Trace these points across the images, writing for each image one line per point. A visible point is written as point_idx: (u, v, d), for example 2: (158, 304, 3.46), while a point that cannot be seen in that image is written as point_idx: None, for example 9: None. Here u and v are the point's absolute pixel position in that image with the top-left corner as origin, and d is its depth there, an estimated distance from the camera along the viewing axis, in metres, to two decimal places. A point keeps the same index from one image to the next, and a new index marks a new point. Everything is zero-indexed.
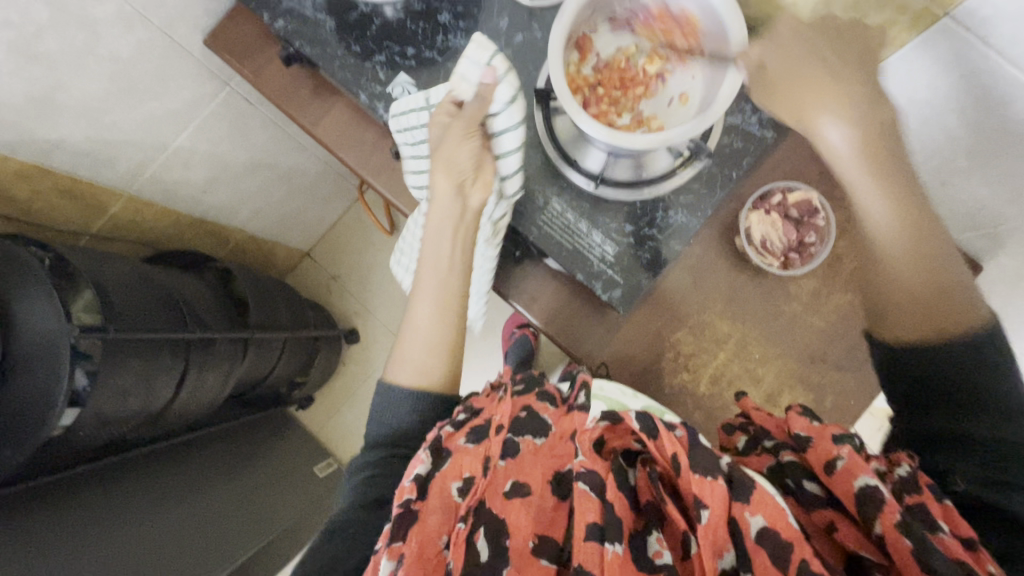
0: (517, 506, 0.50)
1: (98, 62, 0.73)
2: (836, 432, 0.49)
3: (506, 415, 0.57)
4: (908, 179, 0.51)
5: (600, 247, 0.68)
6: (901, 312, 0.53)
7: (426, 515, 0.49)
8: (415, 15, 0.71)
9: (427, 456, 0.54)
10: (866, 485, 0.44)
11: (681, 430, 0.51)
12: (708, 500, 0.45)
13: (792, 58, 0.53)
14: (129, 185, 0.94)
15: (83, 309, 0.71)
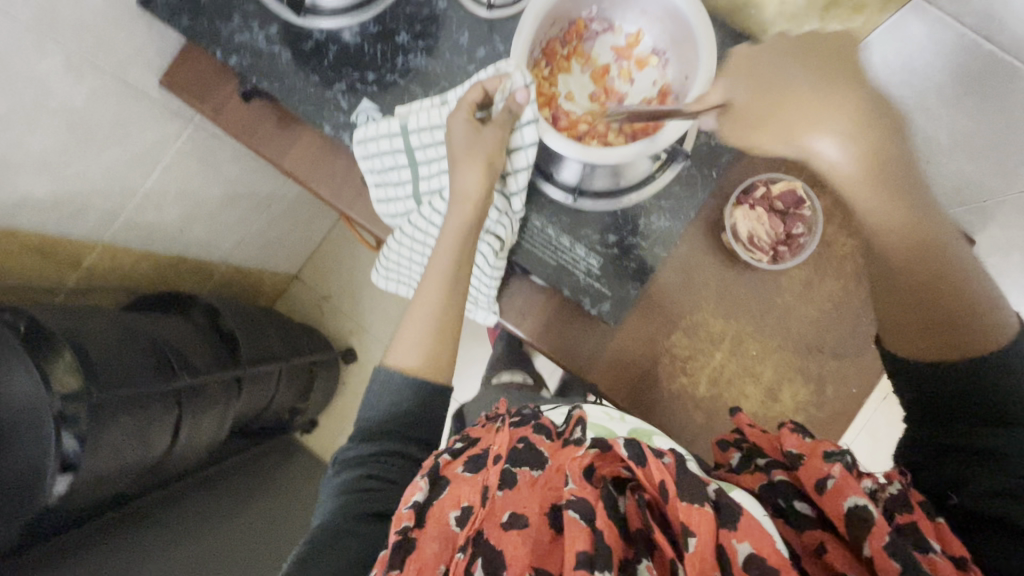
0: (513, 538, 0.45)
1: (52, 115, 0.70)
2: (829, 449, 0.46)
3: (504, 443, 0.52)
4: (908, 179, 0.48)
5: (585, 260, 0.67)
6: (906, 317, 0.51)
7: (424, 543, 0.47)
8: (372, 38, 0.69)
9: (424, 482, 0.51)
10: (855, 505, 0.41)
11: (669, 457, 0.48)
12: (695, 526, 0.42)
13: (769, 79, 0.50)
14: (103, 235, 0.91)
15: (64, 371, 0.69)
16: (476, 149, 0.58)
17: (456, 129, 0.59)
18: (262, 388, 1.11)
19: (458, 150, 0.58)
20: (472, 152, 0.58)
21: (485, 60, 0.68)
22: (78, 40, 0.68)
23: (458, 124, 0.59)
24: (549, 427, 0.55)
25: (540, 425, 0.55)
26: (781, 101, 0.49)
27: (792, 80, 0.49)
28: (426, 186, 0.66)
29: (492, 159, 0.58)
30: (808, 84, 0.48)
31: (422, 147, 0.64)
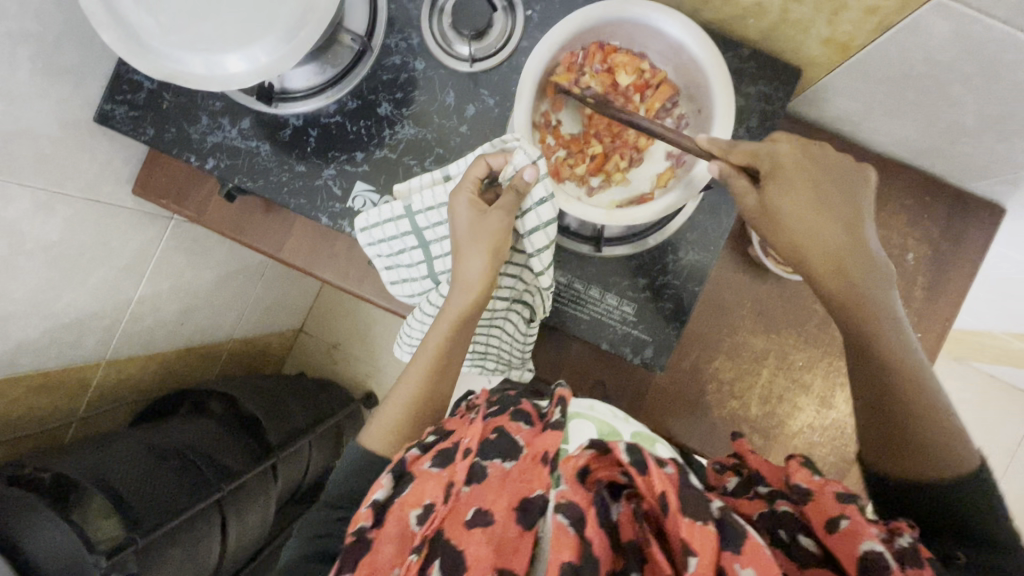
0: (477, 536, 0.46)
1: (32, 256, 0.66)
2: (840, 490, 0.46)
3: (475, 438, 0.52)
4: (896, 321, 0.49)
5: (618, 309, 0.64)
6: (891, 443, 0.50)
7: (381, 545, 0.49)
8: (352, 114, 0.64)
9: (388, 480, 0.52)
10: (870, 549, 0.41)
11: (672, 468, 0.48)
12: (697, 547, 0.42)
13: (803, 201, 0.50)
14: (105, 351, 0.86)
15: (99, 516, 0.67)
16: (480, 237, 0.54)
17: (460, 212, 0.55)
18: (296, 462, 1.08)
19: (463, 237, 0.55)
20: (479, 240, 0.54)
21: (476, 118, 0.64)
22: (41, 174, 0.63)
23: (462, 207, 0.55)
24: (533, 416, 0.57)
25: (518, 413, 0.56)
26: (794, 223, 0.50)
27: (794, 216, 0.50)
28: (442, 265, 0.63)
29: (496, 248, 0.55)
30: (816, 202, 0.50)
31: (432, 226, 0.60)
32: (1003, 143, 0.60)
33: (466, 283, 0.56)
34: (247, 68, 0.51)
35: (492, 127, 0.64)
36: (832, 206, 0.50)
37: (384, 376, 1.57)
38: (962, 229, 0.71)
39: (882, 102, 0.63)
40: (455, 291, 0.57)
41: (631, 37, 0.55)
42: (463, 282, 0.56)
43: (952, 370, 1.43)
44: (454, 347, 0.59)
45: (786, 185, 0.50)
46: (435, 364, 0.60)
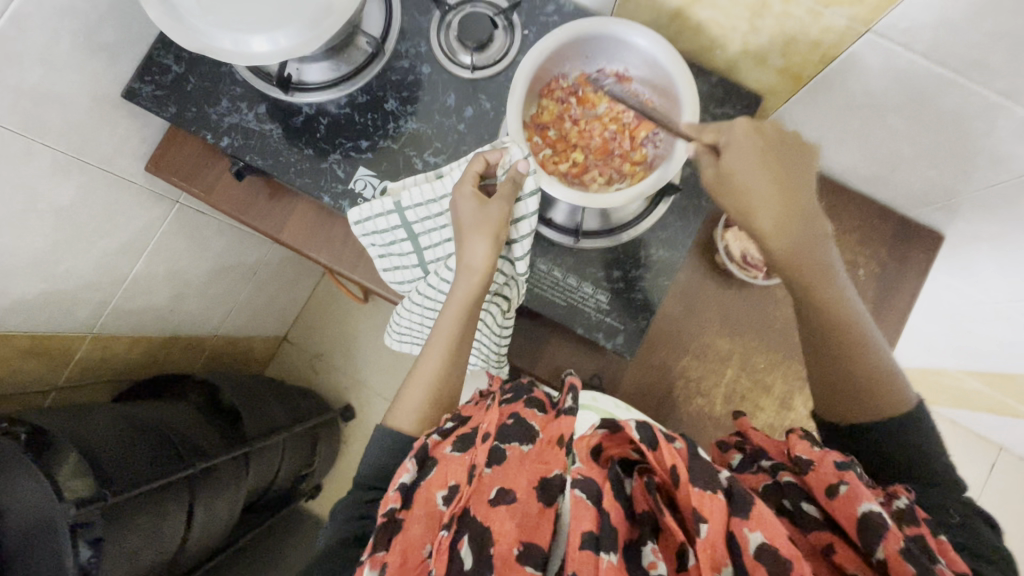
0: (501, 513, 0.47)
1: (42, 216, 0.70)
2: (838, 457, 0.47)
3: (494, 422, 0.53)
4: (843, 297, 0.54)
5: (593, 297, 0.69)
6: (855, 407, 0.55)
7: (410, 525, 0.49)
8: (361, 107, 0.71)
9: (413, 465, 0.53)
10: (869, 509, 0.42)
11: (680, 442, 0.48)
12: (707, 513, 0.43)
13: (753, 167, 0.54)
14: (93, 325, 0.88)
15: (72, 476, 0.66)
16: (483, 223, 0.57)
17: (462, 203, 0.59)
18: (270, 459, 1.07)
19: (466, 223, 0.58)
20: (482, 225, 0.58)
21: (473, 119, 0.71)
22: (65, 139, 0.68)
23: (464, 197, 0.59)
24: (545, 405, 0.58)
25: (531, 401, 0.58)
26: (750, 188, 0.54)
27: (755, 183, 0.54)
28: (431, 255, 0.67)
29: (498, 233, 0.58)
30: (772, 176, 0.54)
31: (420, 220, 0.65)
32: (936, 170, 0.68)
33: (468, 267, 0.59)
34: (271, 49, 0.58)
35: (486, 128, 0.71)
36: (787, 183, 0.55)
37: (364, 388, 1.57)
38: (907, 252, 0.78)
39: (832, 130, 0.71)
40: (458, 277, 0.59)
41: (610, 53, 0.63)
42: (467, 266, 0.59)
43: None
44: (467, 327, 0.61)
45: (741, 152, 0.55)
46: (450, 341, 0.61)
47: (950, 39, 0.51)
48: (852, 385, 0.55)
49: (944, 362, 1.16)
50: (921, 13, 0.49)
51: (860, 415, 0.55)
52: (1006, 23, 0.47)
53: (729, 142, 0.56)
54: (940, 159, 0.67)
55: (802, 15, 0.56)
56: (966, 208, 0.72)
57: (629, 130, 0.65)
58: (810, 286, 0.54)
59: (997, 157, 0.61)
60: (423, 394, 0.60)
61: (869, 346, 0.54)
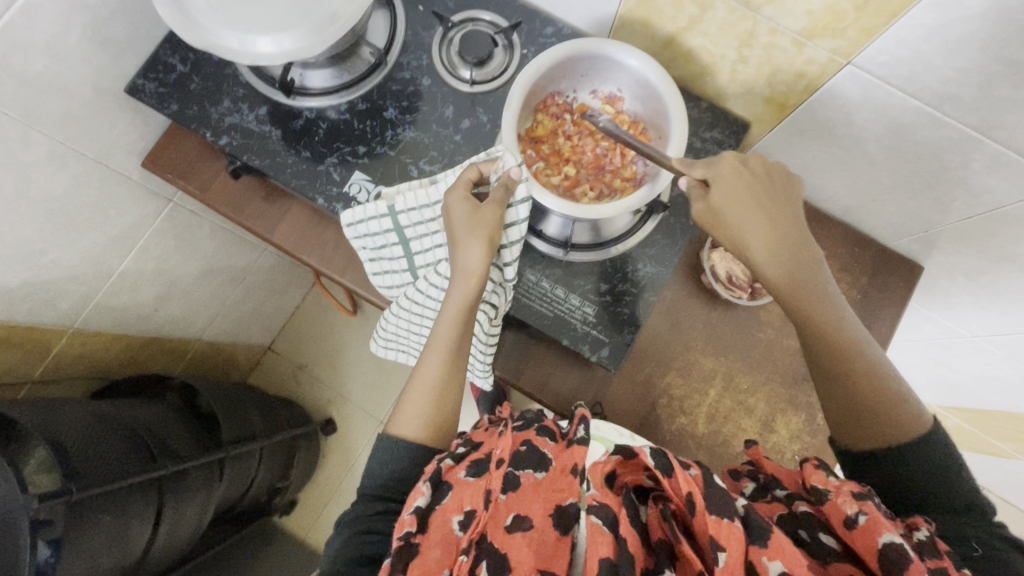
0: (519, 541, 0.44)
1: (32, 204, 0.70)
2: (856, 487, 0.45)
3: (508, 447, 0.51)
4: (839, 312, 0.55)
5: (580, 309, 0.69)
6: (859, 423, 0.54)
7: (427, 550, 0.45)
8: (360, 114, 0.72)
9: (427, 487, 0.49)
10: (891, 541, 0.40)
11: (695, 468, 0.44)
12: (725, 541, 0.39)
13: (741, 200, 0.55)
14: (74, 319, 0.87)
15: (38, 471, 0.66)
16: (476, 227, 0.58)
17: (455, 209, 0.59)
18: (244, 468, 1.04)
19: (460, 229, 0.59)
20: (474, 228, 0.58)
21: (470, 131, 0.73)
22: (64, 130, 0.69)
23: (456, 202, 0.60)
24: (556, 431, 0.56)
25: (542, 428, 0.56)
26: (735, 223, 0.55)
27: (743, 219, 0.55)
28: (421, 260, 0.68)
29: (492, 236, 0.58)
30: (761, 209, 0.55)
31: (412, 224, 0.66)
32: (913, 201, 0.71)
33: (463, 271, 0.59)
34: (275, 50, 0.59)
35: (483, 140, 0.72)
36: (774, 217, 0.56)
37: (347, 402, 1.54)
38: (888, 281, 0.80)
39: (816, 159, 0.74)
40: (453, 282, 0.60)
41: (602, 72, 0.66)
42: (462, 270, 0.59)
43: None
44: (461, 332, 0.61)
45: (728, 188, 0.56)
46: (442, 343, 0.60)
47: (925, 74, 0.54)
48: (856, 401, 0.54)
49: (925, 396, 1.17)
50: (898, 47, 0.53)
51: (859, 426, 0.54)
52: (976, 61, 0.50)
53: (717, 176, 0.56)
54: (917, 191, 0.69)
55: (787, 46, 0.59)
56: (942, 239, 0.74)
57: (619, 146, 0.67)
58: (804, 299, 0.55)
59: (972, 189, 0.64)
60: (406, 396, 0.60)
61: (871, 361, 0.54)
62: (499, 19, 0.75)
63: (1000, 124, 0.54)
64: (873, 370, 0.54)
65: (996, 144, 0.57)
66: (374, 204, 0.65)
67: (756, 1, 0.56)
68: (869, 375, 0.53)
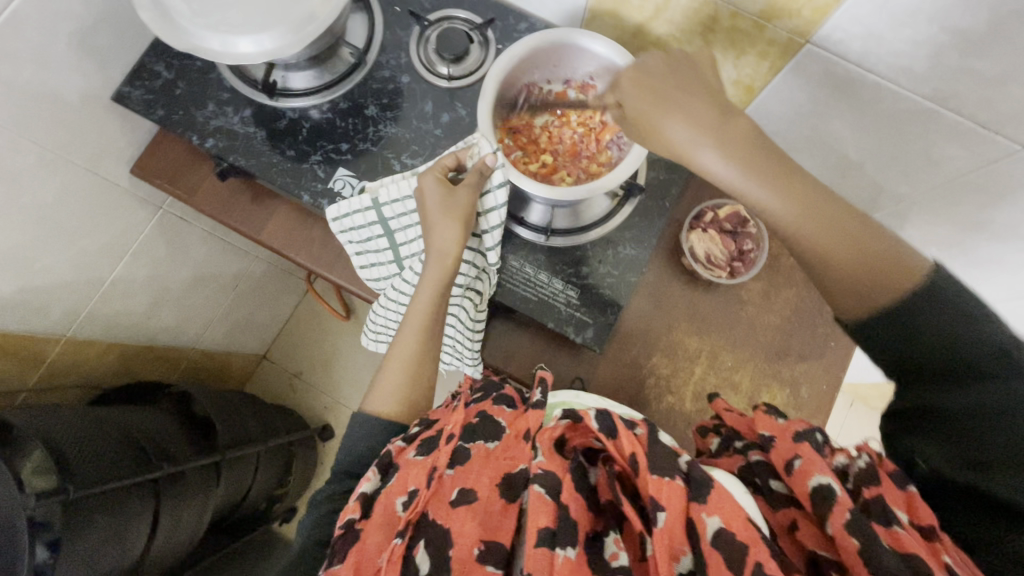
0: (461, 513, 0.46)
1: (23, 212, 0.71)
2: (800, 428, 0.47)
3: (458, 424, 0.53)
4: (787, 167, 0.47)
5: (564, 292, 0.71)
6: (851, 292, 0.47)
7: (368, 534, 0.47)
8: (342, 112, 0.74)
9: (375, 473, 0.52)
10: (822, 484, 0.43)
11: (641, 428, 0.49)
12: (664, 501, 0.43)
13: (650, 98, 0.51)
14: (68, 327, 0.88)
15: (35, 472, 0.66)
16: (450, 210, 0.61)
17: (428, 190, 0.61)
18: (240, 472, 1.03)
19: (434, 212, 0.61)
20: (450, 211, 0.61)
21: (450, 124, 0.75)
22: (53, 138, 0.71)
23: (430, 185, 0.62)
24: (515, 399, 0.58)
25: (501, 397, 0.58)
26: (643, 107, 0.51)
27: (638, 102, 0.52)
28: (406, 251, 0.69)
29: (465, 218, 0.61)
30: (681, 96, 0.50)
31: (396, 216, 0.67)
32: (881, 174, 0.73)
33: (439, 252, 0.62)
34: (255, 50, 0.61)
35: (463, 133, 0.74)
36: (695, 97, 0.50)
37: (343, 407, 1.55)
38: None
39: (787, 140, 0.76)
40: (429, 263, 0.62)
41: (577, 65, 0.68)
42: (438, 251, 0.61)
43: None
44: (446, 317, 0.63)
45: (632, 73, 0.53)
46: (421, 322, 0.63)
47: (879, 48, 0.56)
48: (846, 269, 0.46)
49: None
50: (851, 24, 0.55)
51: (855, 295, 0.47)
52: (924, 33, 0.53)
53: (622, 94, 0.53)
54: (884, 164, 0.71)
55: (749, 28, 0.62)
56: (913, 212, 0.76)
57: (594, 130, 0.71)
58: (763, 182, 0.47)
59: (934, 160, 0.66)
60: (395, 379, 0.62)
61: (836, 215, 0.47)
62: (474, 17, 0.77)
63: (953, 94, 0.57)
64: (843, 222, 0.47)
65: (953, 114, 0.59)
66: (358, 197, 0.66)
67: None
68: (841, 231, 0.47)
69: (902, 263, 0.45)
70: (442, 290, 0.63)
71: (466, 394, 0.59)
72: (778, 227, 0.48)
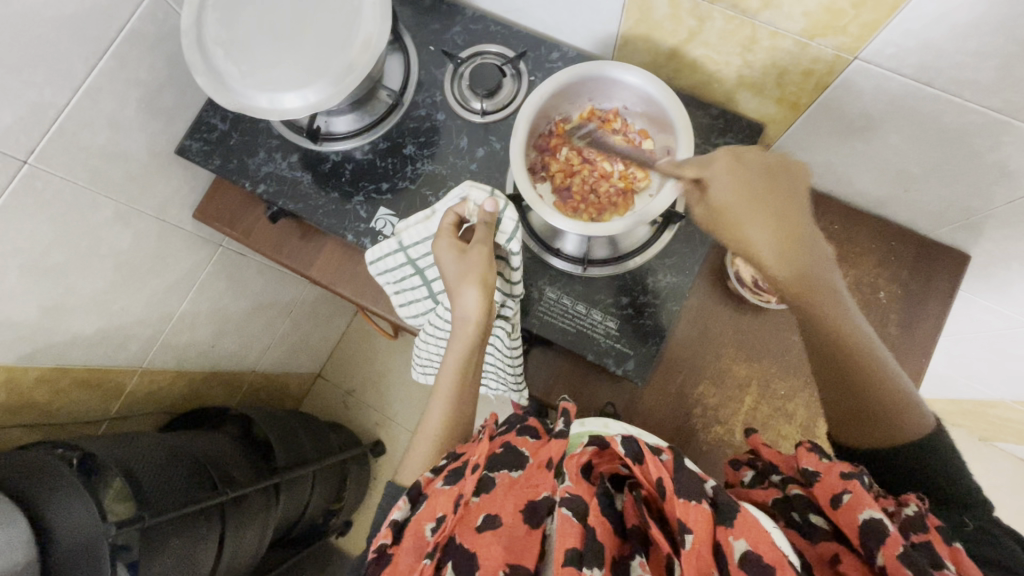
0: (488, 539, 0.45)
1: (102, 260, 0.78)
2: (845, 468, 0.45)
3: (482, 453, 0.52)
4: (832, 289, 0.51)
5: (603, 323, 0.70)
6: (852, 426, 0.53)
7: (399, 558, 0.48)
8: (382, 153, 0.77)
9: (405, 502, 0.52)
10: (870, 518, 0.41)
11: (667, 454, 0.47)
12: (693, 524, 0.41)
13: (739, 193, 0.53)
14: (143, 359, 0.95)
15: (116, 500, 0.73)
16: (467, 273, 0.61)
17: (444, 256, 0.62)
18: (298, 492, 1.08)
19: (452, 279, 0.61)
20: (465, 276, 0.61)
21: (484, 158, 0.76)
22: (126, 192, 0.77)
23: (443, 251, 0.62)
24: (538, 429, 0.56)
25: (523, 428, 0.56)
26: (744, 222, 0.53)
27: (745, 214, 0.53)
28: (441, 287, 0.71)
29: (485, 277, 0.61)
30: (765, 203, 0.53)
31: (422, 256, 0.68)
32: (948, 189, 0.67)
33: (462, 320, 0.62)
34: (302, 104, 0.65)
35: (498, 166, 0.75)
36: (776, 211, 0.52)
37: (392, 424, 1.58)
38: (932, 271, 0.76)
39: (838, 155, 0.72)
40: (455, 332, 0.63)
41: (609, 93, 0.68)
42: (460, 317, 0.62)
43: (977, 451, 1.33)
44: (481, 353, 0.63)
45: (725, 181, 0.54)
46: (459, 357, 0.64)
47: (938, 61, 0.52)
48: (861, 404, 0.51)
49: (998, 393, 1.06)
50: (905, 39, 0.52)
51: (860, 432, 0.52)
52: (989, 44, 0.48)
53: (713, 177, 0.55)
54: (951, 178, 0.66)
55: (791, 48, 0.60)
56: (988, 225, 0.69)
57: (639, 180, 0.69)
58: (816, 298, 0.51)
59: (1009, 173, 0.60)
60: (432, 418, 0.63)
61: (874, 360, 0.51)
62: (506, 50, 0.78)
63: None
64: (866, 362, 0.51)
65: None
66: (387, 240, 0.69)
67: (751, 8, 0.57)
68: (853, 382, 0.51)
69: (908, 425, 0.51)
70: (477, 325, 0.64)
71: (490, 425, 0.58)
72: (814, 329, 0.52)
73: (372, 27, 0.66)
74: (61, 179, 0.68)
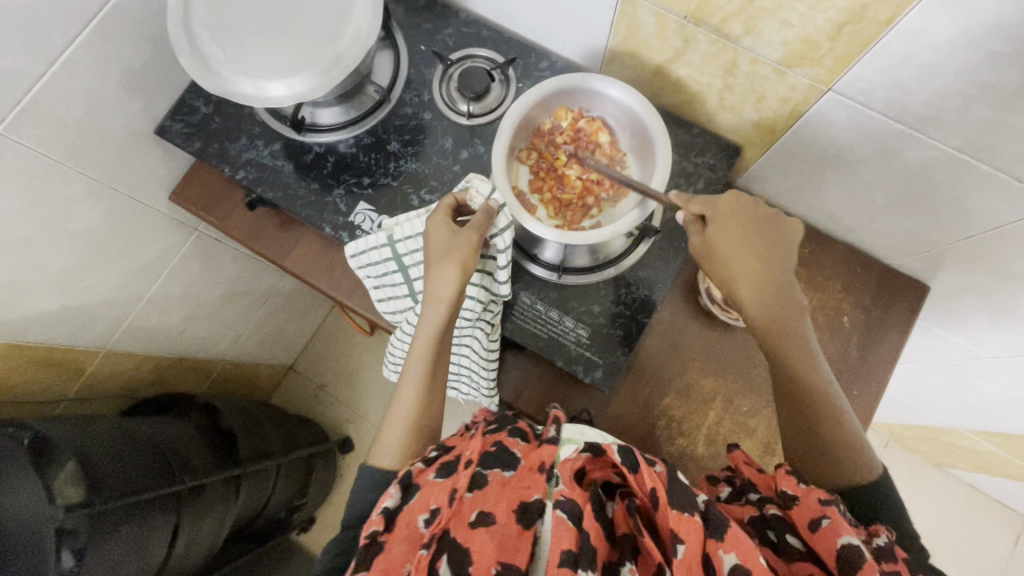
0: (482, 536, 0.46)
1: (70, 236, 0.77)
2: (823, 492, 0.47)
3: (476, 449, 0.52)
4: (780, 295, 0.58)
5: (574, 331, 0.71)
6: (815, 457, 0.57)
7: (392, 546, 0.48)
8: (366, 148, 0.77)
9: (396, 490, 0.52)
10: (848, 542, 0.43)
11: (661, 466, 0.48)
12: (685, 535, 0.43)
13: (734, 231, 0.59)
14: (107, 340, 0.93)
15: (67, 483, 0.70)
16: (449, 251, 0.61)
17: (435, 232, 0.62)
18: (261, 485, 1.06)
19: (434, 253, 0.62)
20: (448, 253, 0.61)
21: (467, 161, 0.76)
22: (100, 169, 0.76)
23: (437, 227, 0.62)
24: (528, 432, 0.56)
25: (515, 429, 0.55)
26: (733, 260, 0.58)
27: (734, 252, 0.58)
28: (422, 287, 0.71)
29: (464, 260, 0.61)
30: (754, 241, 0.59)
31: (409, 252, 0.68)
32: (911, 222, 0.70)
33: (434, 295, 0.62)
34: (286, 93, 0.65)
35: (481, 170, 0.76)
36: (760, 245, 0.59)
37: (362, 422, 1.56)
38: (892, 300, 0.79)
39: (809, 182, 0.74)
40: (425, 305, 0.62)
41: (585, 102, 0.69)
42: (432, 293, 0.62)
43: (931, 476, 1.37)
44: (444, 349, 0.63)
45: (725, 224, 0.59)
46: (430, 358, 0.63)
47: (904, 98, 0.55)
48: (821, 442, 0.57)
49: (953, 421, 1.09)
50: (875, 74, 0.54)
51: (830, 468, 0.57)
52: (952, 86, 0.51)
53: (716, 213, 0.60)
54: (915, 211, 0.68)
55: (769, 74, 0.62)
56: (946, 259, 0.72)
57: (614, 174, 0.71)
58: (786, 337, 0.57)
59: (967, 211, 0.63)
60: (399, 417, 0.62)
61: (833, 401, 0.57)
62: (496, 55, 0.79)
63: (985, 146, 0.55)
64: (826, 389, 0.57)
65: (986, 167, 0.57)
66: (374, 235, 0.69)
67: (734, 33, 0.59)
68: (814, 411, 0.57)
69: (857, 466, 0.56)
70: (447, 323, 0.63)
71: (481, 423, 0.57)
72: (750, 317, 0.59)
73: (362, 22, 0.66)
74: (32, 151, 0.67)
